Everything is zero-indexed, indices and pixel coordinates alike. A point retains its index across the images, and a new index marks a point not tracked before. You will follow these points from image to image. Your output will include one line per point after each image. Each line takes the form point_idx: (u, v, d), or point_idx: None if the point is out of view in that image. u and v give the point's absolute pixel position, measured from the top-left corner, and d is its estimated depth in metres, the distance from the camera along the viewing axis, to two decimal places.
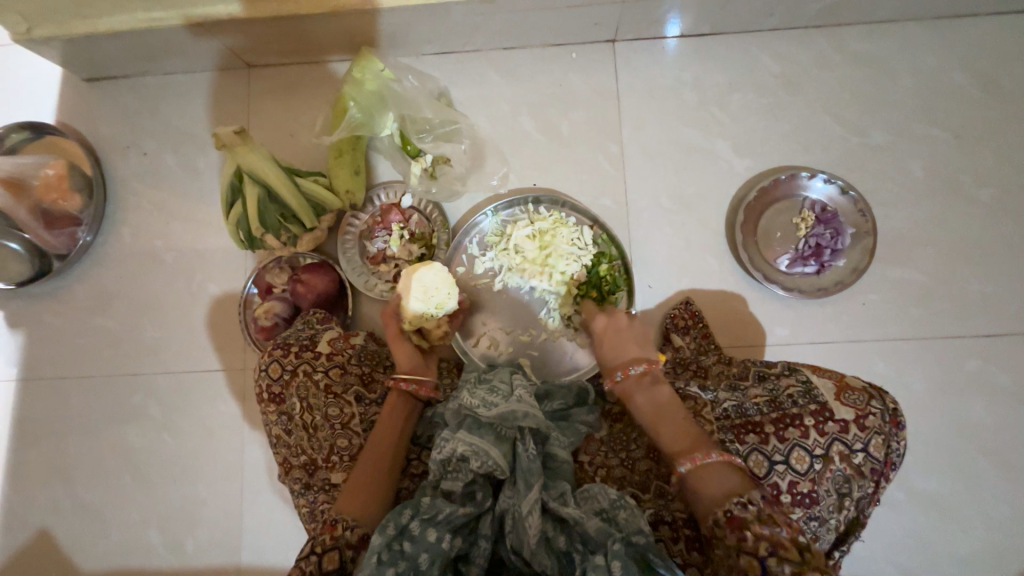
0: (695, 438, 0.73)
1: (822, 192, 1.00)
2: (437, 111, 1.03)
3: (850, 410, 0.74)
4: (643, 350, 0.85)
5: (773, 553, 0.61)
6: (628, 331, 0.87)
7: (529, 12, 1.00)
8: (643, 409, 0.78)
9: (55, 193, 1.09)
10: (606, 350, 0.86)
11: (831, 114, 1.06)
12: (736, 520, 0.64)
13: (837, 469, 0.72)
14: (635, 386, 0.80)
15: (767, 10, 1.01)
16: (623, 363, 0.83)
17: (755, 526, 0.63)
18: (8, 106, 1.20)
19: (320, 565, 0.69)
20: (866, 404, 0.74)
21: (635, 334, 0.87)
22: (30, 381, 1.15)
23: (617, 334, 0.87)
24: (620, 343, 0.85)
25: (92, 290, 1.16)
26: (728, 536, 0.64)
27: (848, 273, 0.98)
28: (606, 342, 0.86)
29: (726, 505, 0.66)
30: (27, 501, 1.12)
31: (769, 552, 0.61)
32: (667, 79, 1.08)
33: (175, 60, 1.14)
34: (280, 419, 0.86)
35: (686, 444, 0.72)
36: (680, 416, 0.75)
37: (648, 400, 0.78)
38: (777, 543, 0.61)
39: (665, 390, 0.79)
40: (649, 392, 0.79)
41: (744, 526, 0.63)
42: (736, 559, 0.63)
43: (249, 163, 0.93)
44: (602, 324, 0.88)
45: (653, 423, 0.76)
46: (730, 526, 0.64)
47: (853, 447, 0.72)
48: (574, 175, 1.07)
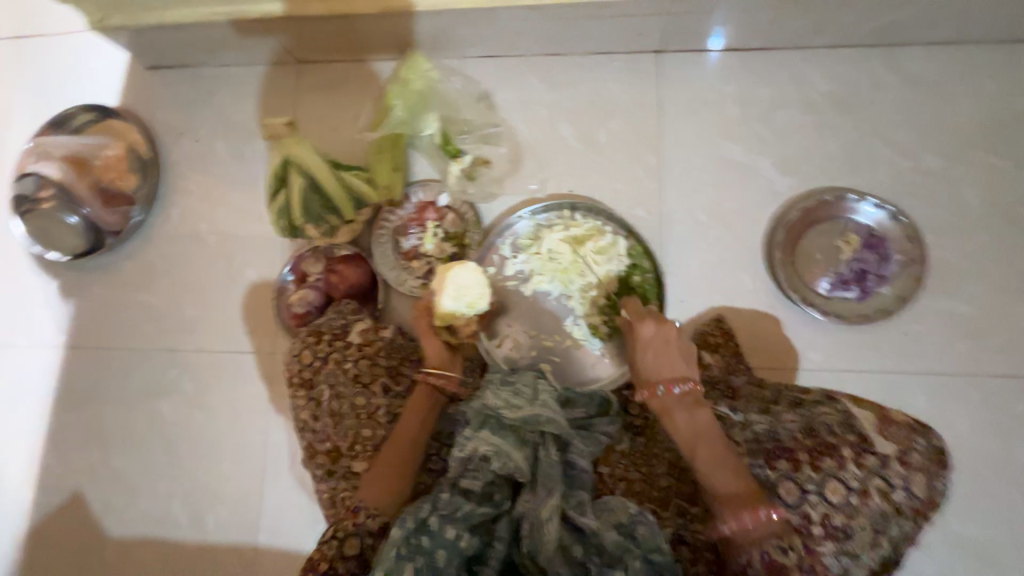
0: (737, 470, 0.71)
1: (871, 217, 0.97)
2: (479, 114, 1.07)
3: (890, 444, 0.72)
4: (688, 367, 0.81)
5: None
6: (676, 346, 0.83)
7: (575, 20, 1.00)
8: (683, 431, 0.76)
9: (114, 173, 1.19)
10: (648, 361, 0.83)
11: (881, 136, 1.02)
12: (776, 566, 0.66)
13: (875, 504, 0.69)
14: (676, 404, 0.78)
15: (820, 27, 0.99)
16: (665, 379, 0.80)
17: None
18: (77, 89, 1.27)
19: (343, 549, 0.73)
20: (908, 440, 0.73)
21: (682, 348, 0.83)
22: (76, 349, 1.21)
23: (663, 347, 0.83)
24: (666, 356, 0.82)
25: (139, 266, 1.21)
26: None
27: (894, 302, 0.94)
28: (650, 354, 0.83)
29: (766, 547, 0.67)
30: (65, 462, 1.18)
31: None
32: (711, 92, 1.07)
33: (232, 52, 1.19)
34: (308, 404, 0.88)
35: (725, 475, 0.71)
36: (723, 444, 0.73)
37: (689, 422, 0.76)
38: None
39: (707, 414, 0.76)
40: (691, 413, 0.77)
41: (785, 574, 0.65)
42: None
43: (297, 153, 0.98)
44: (649, 335, 0.84)
45: (692, 448, 0.74)
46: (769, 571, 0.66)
47: (892, 483, 0.70)
48: (610, 184, 1.07)
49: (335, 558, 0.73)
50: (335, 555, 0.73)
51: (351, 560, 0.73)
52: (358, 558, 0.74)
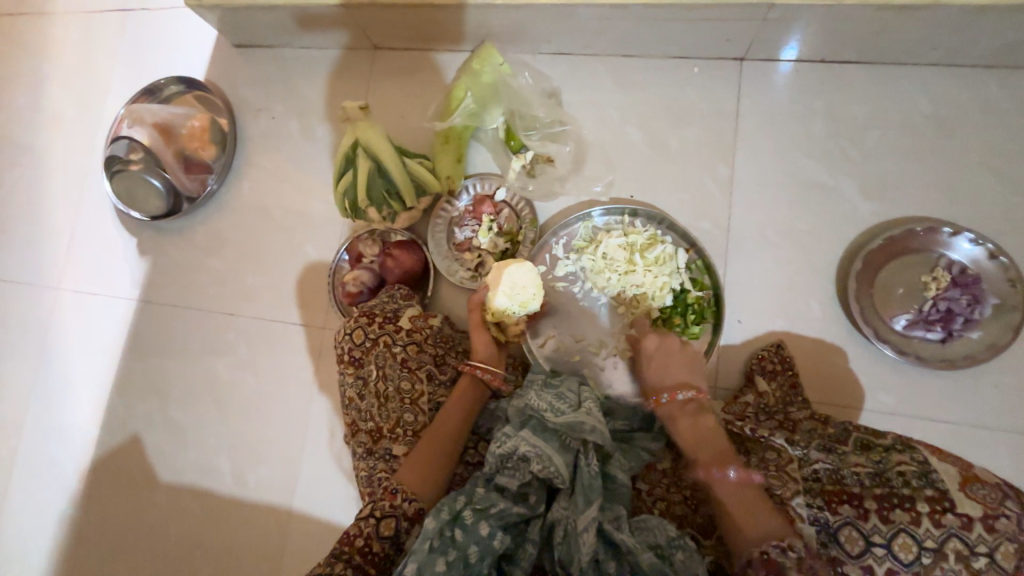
0: (738, 472, 0.71)
1: (966, 254, 0.89)
2: (549, 110, 1.04)
3: (976, 506, 0.65)
4: (690, 377, 0.85)
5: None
6: (678, 356, 0.87)
7: (659, 21, 0.97)
8: (684, 434, 0.78)
9: (197, 142, 1.25)
10: (652, 372, 0.87)
11: (987, 167, 0.93)
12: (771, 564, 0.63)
13: (951, 569, 0.64)
14: (678, 409, 0.80)
15: (929, 43, 0.91)
16: (668, 387, 0.84)
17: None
18: (171, 61, 1.36)
19: (378, 530, 0.75)
20: (998, 504, 0.65)
21: (684, 359, 0.87)
22: (147, 304, 1.29)
23: (666, 358, 0.88)
24: (669, 366, 0.86)
25: (210, 233, 1.28)
26: None
27: (983, 348, 0.86)
28: (655, 365, 0.87)
29: (763, 546, 0.64)
30: (128, 408, 1.27)
31: None
32: (796, 106, 1.01)
33: (313, 35, 1.24)
34: (355, 382, 0.90)
35: (722, 472, 0.72)
36: (720, 443, 0.75)
37: (691, 426, 0.78)
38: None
39: (710, 418, 0.78)
40: (693, 418, 0.79)
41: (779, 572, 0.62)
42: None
43: (367, 137, 0.98)
44: (652, 346, 0.89)
45: (696, 452, 0.75)
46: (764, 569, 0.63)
47: (974, 549, 0.64)
48: (676, 194, 1.03)
49: (370, 537, 0.74)
50: (371, 533, 0.74)
51: (385, 541, 0.74)
52: (392, 540, 0.75)
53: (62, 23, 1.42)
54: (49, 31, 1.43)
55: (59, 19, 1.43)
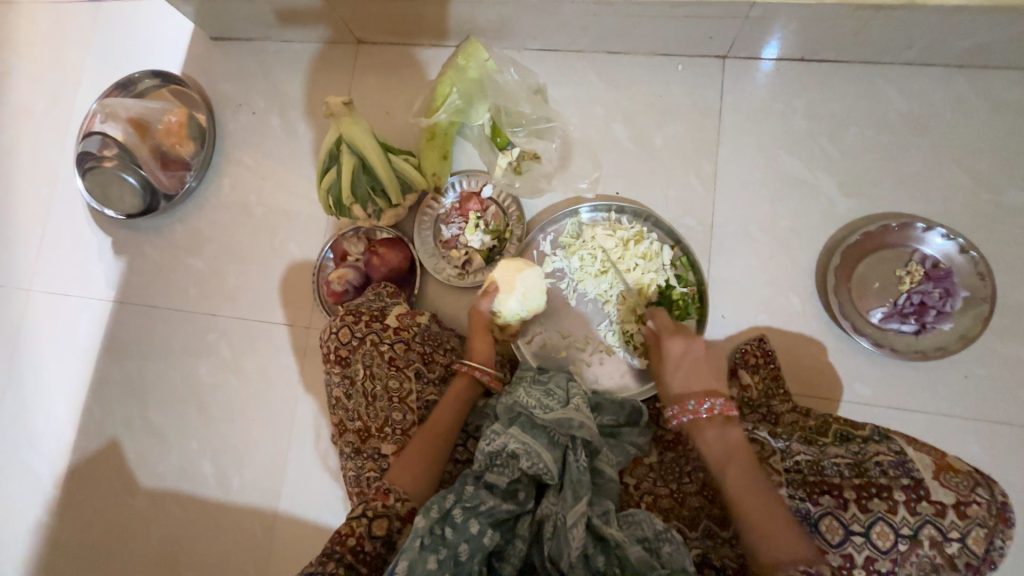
0: (767, 492, 0.69)
1: (938, 249, 0.91)
2: (535, 107, 1.04)
3: (949, 493, 0.67)
4: (716, 384, 0.82)
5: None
6: (703, 363, 0.84)
7: (643, 18, 0.98)
8: (712, 448, 0.75)
9: (174, 138, 1.21)
10: (676, 377, 0.84)
11: (958, 164, 0.96)
12: None
13: (925, 555, 0.66)
14: (706, 420, 0.77)
15: (904, 42, 0.93)
16: (694, 393, 0.80)
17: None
18: (144, 54, 1.32)
19: (370, 530, 0.74)
20: (969, 491, 0.68)
21: (709, 367, 0.84)
22: (124, 304, 1.26)
23: (692, 364, 0.84)
24: (694, 373, 0.83)
25: (189, 232, 1.25)
26: None
27: (955, 340, 0.89)
28: (680, 372, 0.84)
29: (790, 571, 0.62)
30: (105, 412, 1.23)
31: None
32: (777, 104, 1.03)
33: (294, 28, 1.21)
34: (342, 382, 0.89)
35: (751, 491, 0.70)
36: (750, 460, 0.72)
37: (720, 439, 0.75)
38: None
39: (737, 431, 0.76)
40: (721, 430, 0.76)
41: None
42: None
43: (350, 133, 0.96)
44: (678, 350, 0.85)
45: (723, 467, 0.73)
46: None
47: (948, 536, 0.66)
48: (661, 190, 1.04)
49: (362, 537, 0.73)
50: (363, 533, 0.74)
51: (377, 541, 0.74)
52: (384, 539, 0.74)
53: (29, 14, 1.37)
54: (16, 22, 1.37)
55: (26, 10, 1.38)
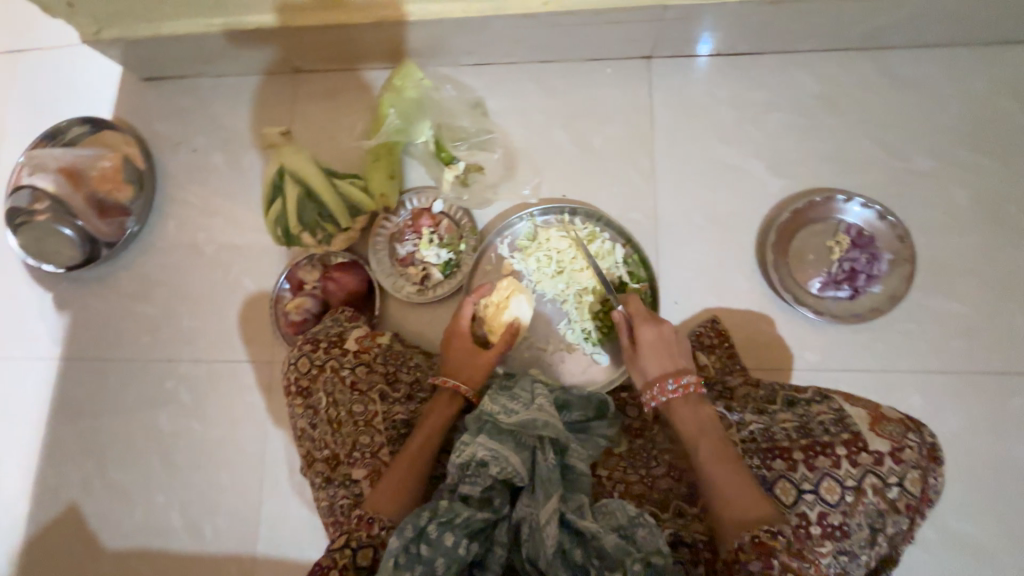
0: (735, 461, 0.73)
1: (859, 217, 0.98)
2: (474, 121, 1.08)
3: (885, 442, 0.73)
4: (688, 362, 0.85)
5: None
6: (675, 346, 0.85)
7: (569, 27, 1.02)
8: (686, 424, 0.78)
9: (110, 184, 1.19)
10: (650, 362, 0.84)
11: (870, 138, 1.04)
12: (763, 546, 0.65)
13: (870, 502, 0.70)
14: (679, 400, 0.80)
15: (808, 32, 1.01)
16: (671, 373, 0.83)
17: (781, 556, 0.65)
18: (72, 101, 1.28)
19: (354, 561, 0.73)
20: (902, 437, 0.73)
21: (680, 347, 0.86)
22: (72, 361, 1.20)
23: (665, 348, 0.85)
24: (666, 355, 0.84)
25: (136, 277, 1.21)
26: (754, 560, 0.65)
27: (885, 300, 0.96)
28: (655, 354, 0.85)
29: (756, 530, 0.67)
30: (61, 477, 1.17)
31: None
32: (703, 97, 1.08)
33: (228, 63, 1.20)
34: (306, 412, 0.89)
35: (720, 462, 0.73)
36: (720, 433, 0.76)
37: (693, 415, 0.79)
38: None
39: (708, 409, 0.79)
40: (693, 409, 0.79)
41: (772, 553, 0.65)
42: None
43: (291, 162, 0.99)
44: (651, 337, 0.85)
45: (695, 440, 0.76)
46: (757, 551, 0.65)
47: (888, 481, 0.71)
48: (606, 188, 1.08)
49: (347, 568, 0.72)
50: (347, 564, 0.73)
51: (362, 571, 0.73)
52: (369, 569, 0.74)
53: None
54: None
55: None
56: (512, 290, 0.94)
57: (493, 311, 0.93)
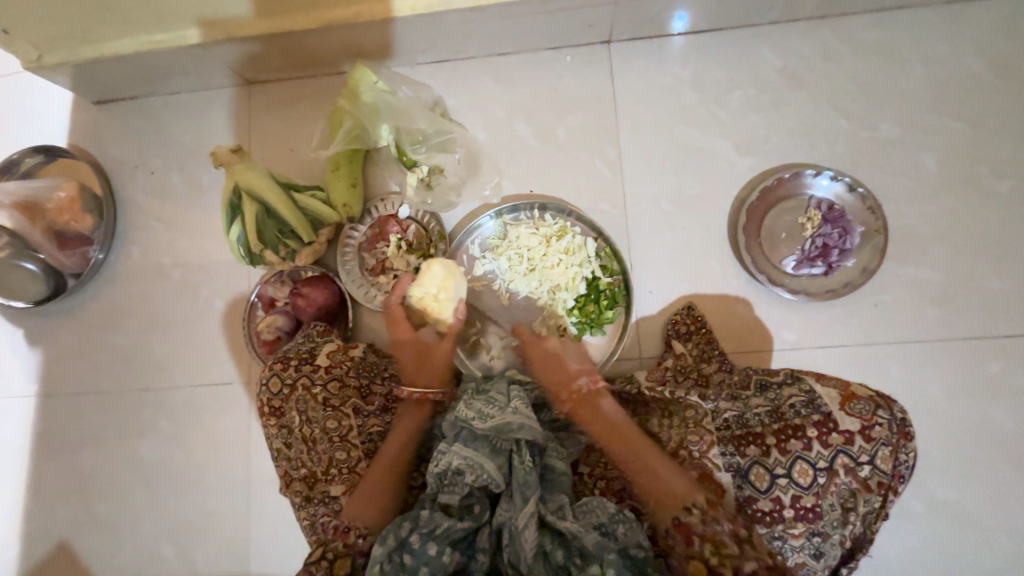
0: (644, 447, 0.76)
1: (827, 190, 0.97)
2: (431, 122, 1.01)
3: (854, 420, 0.73)
4: (582, 367, 0.88)
5: (716, 553, 0.67)
6: (562, 353, 0.91)
7: (520, 17, 0.99)
8: (590, 424, 0.81)
9: (68, 215, 1.13)
10: (542, 372, 0.89)
11: (837, 109, 1.02)
12: (683, 526, 0.70)
13: (843, 483, 0.72)
14: (579, 402, 0.83)
15: (766, 3, 0.98)
16: (563, 380, 0.86)
17: (700, 530, 0.69)
18: (22, 130, 1.24)
19: (331, 570, 0.72)
20: (872, 414, 0.73)
21: (572, 356, 0.91)
22: (49, 397, 1.19)
23: (554, 356, 0.90)
24: (556, 363, 0.89)
25: (105, 307, 1.19)
26: (678, 542, 0.70)
27: (858, 274, 0.95)
28: (550, 367, 0.89)
29: (675, 512, 0.71)
30: (48, 514, 1.16)
31: (713, 554, 0.67)
32: (666, 79, 1.06)
33: (178, 80, 1.17)
34: (281, 432, 0.88)
35: (629, 452, 0.76)
36: (623, 425, 0.79)
37: (593, 413, 0.81)
38: (718, 543, 0.67)
39: (606, 401, 0.82)
40: (593, 406, 0.82)
41: (690, 532, 0.69)
42: (684, 563, 0.69)
43: (245, 179, 0.96)
44: (539, 349, 0.91)
45: (601, 436, 0.79)
46: (679, 532, 0.70)
47: (858, 460, 0.72)
48: (571, 181, 1.06)
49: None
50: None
51: None
52: None
53: None
54: None
55: None
56: (447, 275, 0.89)
57: (432, 304, 0.89)
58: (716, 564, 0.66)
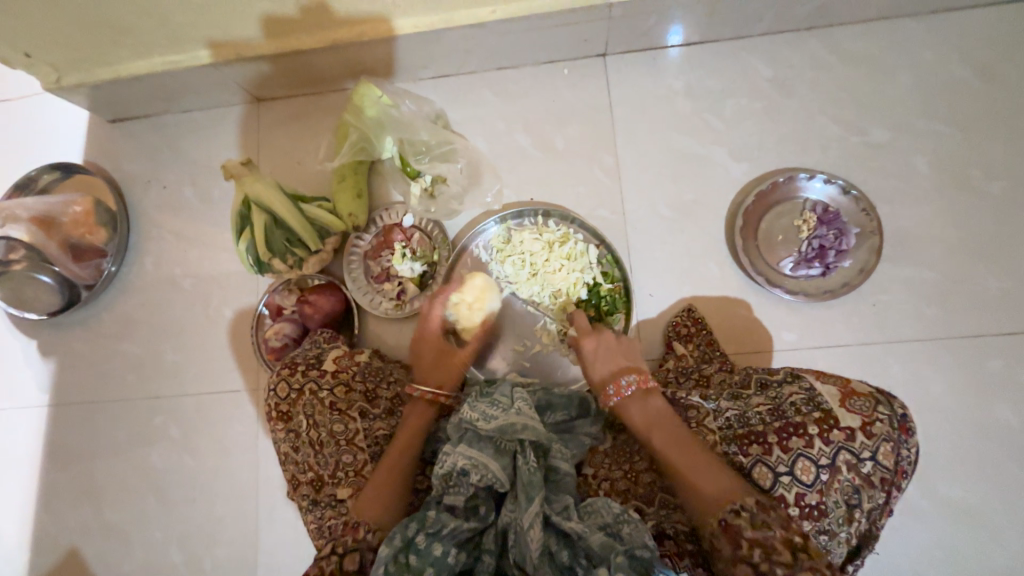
0: (692, 446, 0.74)
1: (822, 192, 1.00)
2: (434, 133, 1.04)
3: (855, 417, 0.73)
4: (634, 364, 0.86)
5: (767, 558, 0.64)
6: (616, 347, 0.87)
7: (518, 32, 1.03)
8: (638, 422, 0.79)
9: (83, 228, 1.16)
10: (593, 369, 0.86)
11: (828, 115, 1.04)
12: (730, 529, 0.67)
13: (846, 480, 0.71)
14: (627, 398, 0.80)
15: (755, 15, 1.02)
16: (614, 376, 0.83)
17: (749, 534, 0.66)
18: (40, 148, 1.29)
19: (342, 566, 0.72)
20: (872, 411, 0.74)
21: (623, 350, 0.87)
22: (62, 407, 1.21)
23: (607, 350, 0.87)
24: (611, 357, 0.86)
25: (118, 318, 1.22)
26: (725, 545, 0.68)
27: (855, 274, 0.96)
28: (602, 358, 0.86)
29: (721, 514, 0.68)
30: (58, 523, 1.17)
31: (763, 558, 0.64)
32: (661, 89, 1.09)
33: (189, 98, 1.21)
34: (288, 436, 0.89)
35: (678, 451, 0.74)
36: (671, 423, 0.76)
37: (642, 410, 0.79)
38: (769, 549, 0.65)
39: (658, 400, 0.79)
40: (643, 404, 0.80)
41: (738, 534, 0.67)
42: (731, 566, 0.67)
43: (255, 191, 0.98)
44: (592, 346, 0.88)
45: (650, 434, 0.77)
46: (726, 536, 0.68)
47: (861, 456, 0.72)
48: (571, 188, 1.09)
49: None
50: (334, 570, 0.72)
51: None
52: (358, 573, 0.73)
53: None
54: None
55: None
56: (484, 291, 0.98)
57: (463, 312, 0.96)
58: (766, 569, 0.64)
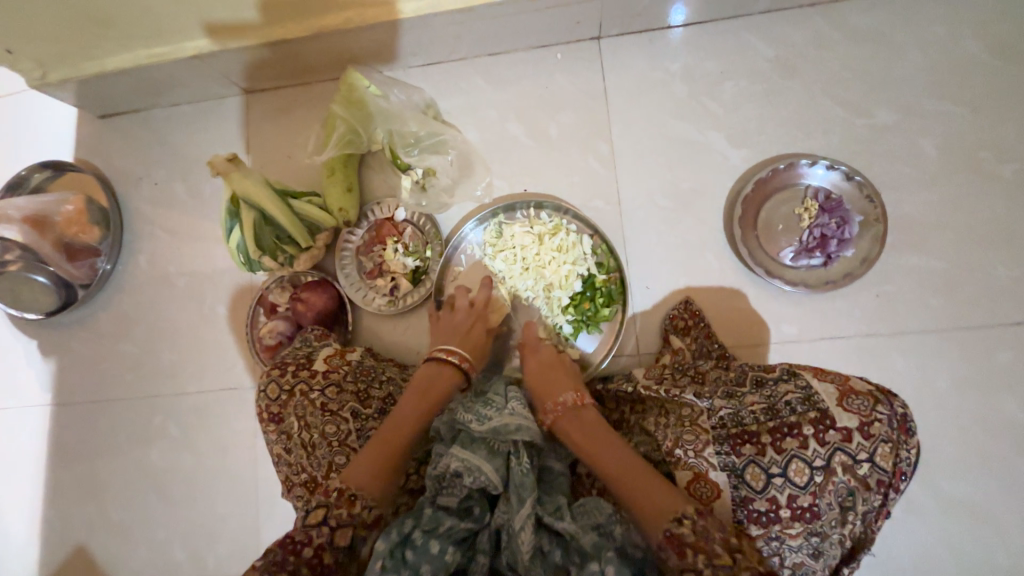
0: (633, 459, 0.74)
1: (824, 179, 0.96)
2: (423, 124, 1.02)
3: (853, 417, 0.71)
4: (573, 381, 0.87)
5: (710, 565, 0.63)
6: (558, 364, 0.89)
7: (507, 16, 0.99)
8: (575, 438, 0.78)
9: (77, 227, 1.16)
10: (534, 383, 0.87)
11: (833, 97, 1.00)
12: (675, 539, 0.66)
13: (840, 481, 0.70)
14: (564, 413, 0.81)
15: None
16: (554, 392, 0.85)
17: (693, 540, 0.65)
18: (30, 147, 1.28)
19: (332, 540, 0.71)
20: (871, 410, 0.71)
21: (564, 368, 0.89)
22: (64, 407, 1.22)
23: (547, 368, 0.89)
24: (552, 375, 0.88)
25: (114, 318, 1.22)
26: (671, 557, 0.66)
27: (858, 264, 0.93)
28: (543, 377, 0.88)
29: (664, 525, 0.67)
30: (66, 520, 1.19)
31: (706, 564, 0.63)
32: (657, 73, 1.05)
33: (177, 92, 1.19)
34: (279, 438, 0.88)
35: (622, 465, 0.73)
36: (608, 438, 0.77)
37: (578, 426, 0.79)
38: (712, 554, 0.64)
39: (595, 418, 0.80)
40: (581, 420, 0.80)
41: (682, 543, 0.65)
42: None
43: (243, 188, 0.97)
44: (533, 361, 0.90)
45: (589, 449, 0.76)
46: (671, 547, 0.66)
47: (857, 458, 0.70)
48: (565, 179, 1.06)
49: (325, 548, 0.70)
50: (324, 543, 0.70)
51: (341, 551, 0.71)
52: (349, 548, 0.72)
53: None
54: None
55: None
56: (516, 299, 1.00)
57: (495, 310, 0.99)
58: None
